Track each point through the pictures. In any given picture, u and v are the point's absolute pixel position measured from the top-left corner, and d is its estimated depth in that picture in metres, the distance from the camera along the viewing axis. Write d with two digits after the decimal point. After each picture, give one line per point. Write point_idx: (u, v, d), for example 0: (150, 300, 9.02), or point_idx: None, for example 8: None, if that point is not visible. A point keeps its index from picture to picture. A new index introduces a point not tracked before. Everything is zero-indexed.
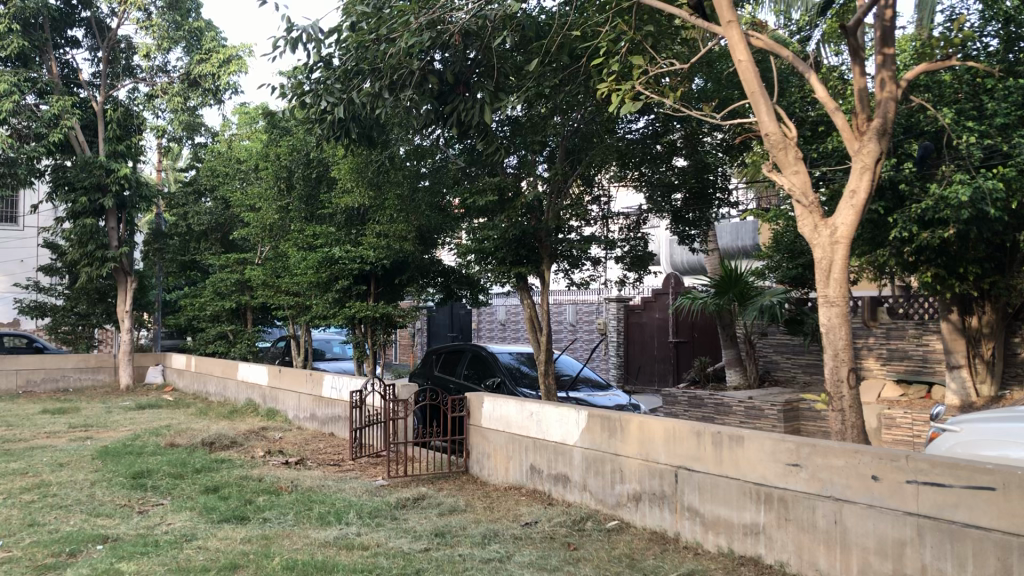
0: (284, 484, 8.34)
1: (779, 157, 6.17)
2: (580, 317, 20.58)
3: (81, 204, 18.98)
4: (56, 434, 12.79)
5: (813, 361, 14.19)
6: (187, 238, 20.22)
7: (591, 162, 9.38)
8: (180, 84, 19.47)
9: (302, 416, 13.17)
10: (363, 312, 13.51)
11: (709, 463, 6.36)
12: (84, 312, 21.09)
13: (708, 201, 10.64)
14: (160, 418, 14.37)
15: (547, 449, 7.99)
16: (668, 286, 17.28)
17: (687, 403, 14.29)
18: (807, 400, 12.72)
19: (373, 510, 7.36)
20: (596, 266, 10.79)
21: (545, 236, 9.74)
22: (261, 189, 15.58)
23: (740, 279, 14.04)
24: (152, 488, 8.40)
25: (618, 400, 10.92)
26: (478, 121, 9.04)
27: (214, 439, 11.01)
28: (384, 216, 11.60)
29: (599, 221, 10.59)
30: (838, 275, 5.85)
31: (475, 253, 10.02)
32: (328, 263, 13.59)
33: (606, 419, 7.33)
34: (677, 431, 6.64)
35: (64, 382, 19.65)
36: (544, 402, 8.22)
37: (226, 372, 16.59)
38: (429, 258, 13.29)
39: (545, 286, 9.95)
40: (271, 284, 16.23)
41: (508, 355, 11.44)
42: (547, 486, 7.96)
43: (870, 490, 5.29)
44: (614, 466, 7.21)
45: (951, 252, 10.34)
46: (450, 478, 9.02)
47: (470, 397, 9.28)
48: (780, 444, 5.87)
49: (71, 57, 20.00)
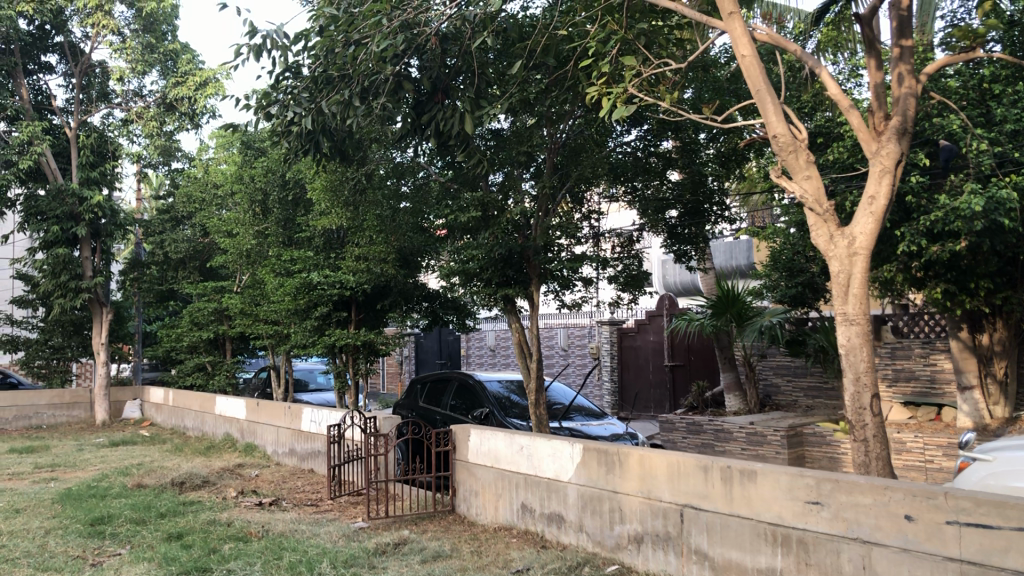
0: (255, 529, 7.67)
1: (789, 162, 5.62)
2: (572, 342, 19.96)
3: (53, 233, 18.34)
4: (19, 475, 12.07)
5: (814, 383, 13.60)
6: (165, 267, 19.59)
7: (578, 176, 8.88)
8: (156, 108, 18.96)
9: (281, 451, 12.49)
10: (344, 340, 12.86)
11: (718, 502, 5.74)
12: (59, 345, 20.37)
13: (705, 217, 10.10)
14: (132, 456, 13.65)
15: (539, 487, 7.36)
16: (662, 307, 16.71)
17: (686, 430, 13.68)
18: (812, 425, 12.10)
19: (349, 558, 6.68)
20: (588, 287, 10.20)
21: (533, 256, 9.14)
22: (237, 213, 15.01)
23: (738, 299, 13.49)
24: (111, 536, 7.70)
25: (614, 429, 10.30)
26: (458, 131, 8.47)
27: (185, 479, 10.31)
28: (363, 238, 11.02)
29: (590, 239, 10.04)
30: (858, 290, 5.27)
31: (459, 275, 9.40)
32: (306, 289, 13.00)
33: (603, 452, 6.73)
34: (683, 466, 6.03)
35: (37, 419, 18.88)
36: (535, 434, 7.61)
37: (204, 406, 15.90)
38: (413, 282, 12.70)
39: (534, 310, 9.32)
40: (250, 313, 15.61)
41: (496, 384, 10.82)
42: (540, 526, 7.31)
43: (903, 532, 4.66)
44: (612, 505, 6.58)
45: (962, 267, 9.77)
46: (435, 518, 8.36)
47: (456, 430, 8.64)
48: (797, 480, 5.26)
49: (44, 83, 19.46)
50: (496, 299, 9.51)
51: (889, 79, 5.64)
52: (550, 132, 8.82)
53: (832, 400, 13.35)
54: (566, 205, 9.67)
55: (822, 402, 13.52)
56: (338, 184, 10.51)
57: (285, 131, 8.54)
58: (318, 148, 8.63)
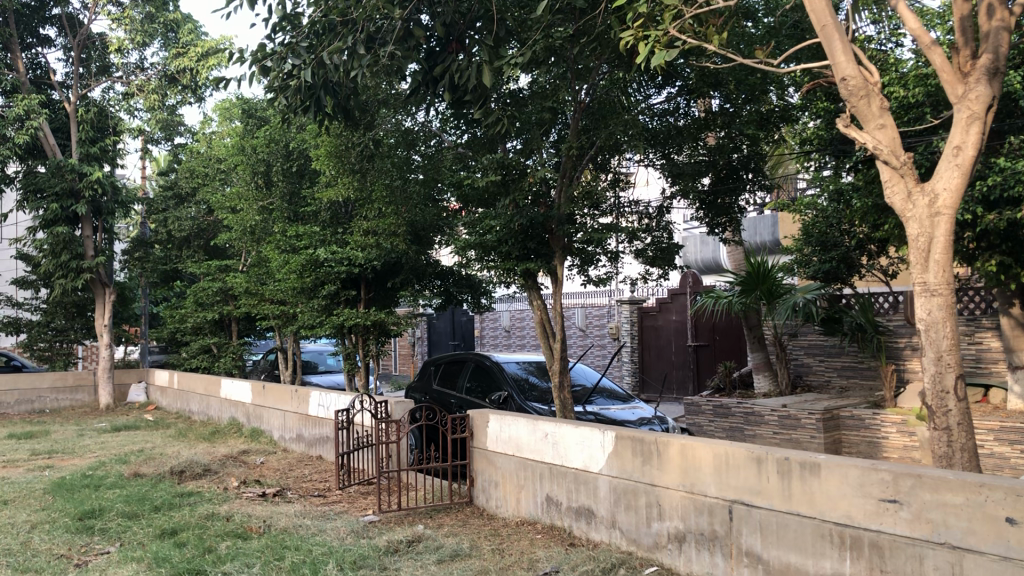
0: (255, 524, 7.03)
1: (859, 109, 5.13)
2: (590, 322, 19.27)
3: (52, 211, 17.74)
4: (14, 463, 11.50)
5: (849, 363, 12.91)
6: (169, 246, 19.15)
7: (606, 138, 8.17)
8: (157, 80, 18.29)
9: (288, 436, 11.89)
10: (353, 319, 12.25)
11: (774, 498, 5.06)
12: (61, 327, 19.83)
13: (739, 184, 9.42)
14: (133, 442, 13.05)
15: (566, 478, 6.69)
16: (684, 284, 16.07)
17: (713, 413, 13.02)
18: (849, 408, 11.42)
19: (358, 559, 6.01)
20: (614, 261, 9.46)
21: (556, 226, 8.43)
22: (240, 188, 14.34)
23: (769, 275, 12.74)
24: (100, 532, 7.08)
25: (641, 413, 9.63)
26: (474, 84, 7.76)
27: (185, 468, 9.69)
28: (372, 211, 10.36)
29: (615, 211, 9.26)
30: (940, 256, 4.67)
31: (475, 248, 8.72)
32: (312, 266, 12.34)
33: (638, 441, 6.05)
34: (732, 458, 5.34)
35: (40, 403, 18.32)
36: (561, 421, 6.93)
37: (209, 389, 15.32)
38: (425, 258, 12.02)
39: (557, 285, 8.59)
40: (255, 292, 15.00)
41: (515, 365, 10.15)
42: (567, 522, 6.66)
43: (1003, 538, 3.97)
44: (649, 500, 5.92)
45: (1019, 236, 8.88)
46: (452, 511, 7.70)
47: (473, 416, 7.97)
48: (869, 475, 4.56)
49: (42, 57, 18.81)
50: (515, 273, 8.83)
51: (976, 11, 5.15)
52: (575, 91, 8.17)
53: (868, 380, 12.66)
54: (590, 174, 8.97)
55: (856, 383, 12.84)
56: (342, 149, 9.81)
57: (281, 85, 7.88)
58: (320, 105, 7.95)
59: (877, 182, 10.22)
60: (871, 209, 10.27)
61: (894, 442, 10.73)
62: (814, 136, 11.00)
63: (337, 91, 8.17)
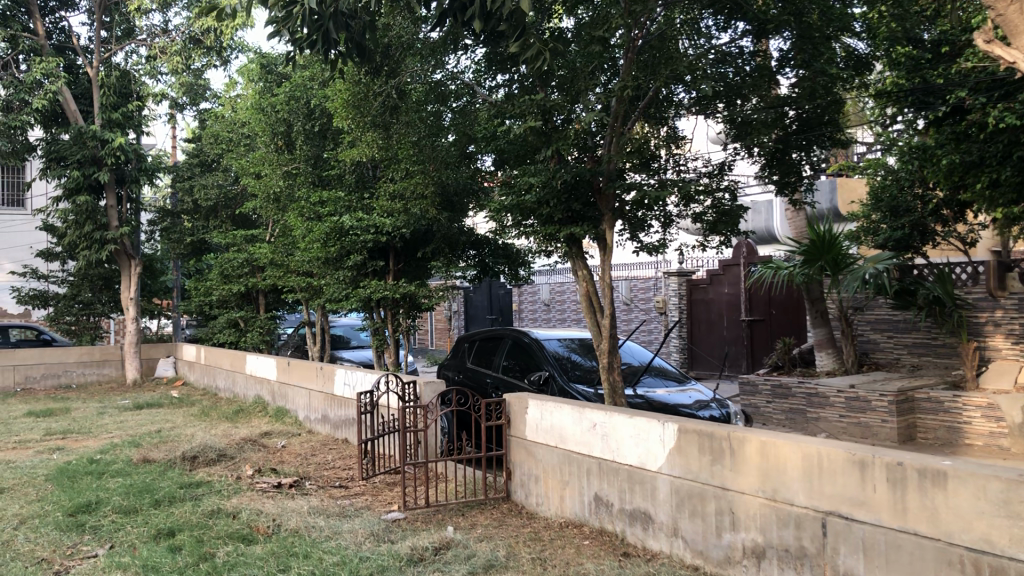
0: (263, 523, 6.20)
1: (1010, 17, 4.69)
2: (635, 295, 18.23)
3: (74, 179, 17.09)
4: (25, 443, 10.86)
5: (920, 339, 11.82)
6: (196, 215, 18.44)
7: (663, 81, 7.25)
8: (182, 42, 17.48)
9: (314, 417, 11.09)
10: (380, 292, 11.37)
11: (883, 513, 4.08)
12: (88, 300, 19.31)
13: (821, 132, 8.56)
14: (154, 421, 12.38)
15: (618, 476, 5.75)
16: (738, 255, 14.99)
17: (771, 393, 12.06)
18: (925, 390, 10.35)
19: (374, 572, 5.13)
20: (671, 226, 8.49)
21: (605, 183, 7.45)
22: (263, 152, 13.53)
23: (835, 243, 11.49)
24: (91, 531, 6.31)
25: (698, 396, 8.63)
26: (509, 14, 6.69)
27: (198, 453, 8.92)
28: (399, 171, 9.50)
29: (673, 168, 8.27)
30: None
31: (511, 211, 7.76)
32: (337, 235, 11.53)
33: (705, 436, 5.09)
34: (827, 460, 4.35)
35: (66, 378, 17.76)
36: (611, 409, 5.98)
37: (234, 364, 14.62)
38: (459, 226, 11.15)
39: (607, 250, 7.62)
40: (281, 264, 14.24)
41: (556, 342, 9.19)
42: (619, 526, 5.72)
43: None
44: (720, 506, 4.96)
45: None
46: (487, 507, 6.81)
47: (511, 400, 7.04)
48: (1018, 489, 3.54)
49: (65, 21, 18.12)
50: (558, 239, 7.87)
51: None
52: (626, 27, 7.18)
53: (943, 358, 11.55)
54: (643, 127, 8.02)
55: (929, 361, 11.73)
56: (361, 99, 9.01)
57: (286, 18, 6.94)
58: (329, 41, 7.12)
59: (964, 137, 9.08)
60: (958, 167, 9.15)
61: (978, 428, 9.67)
62: (890, 86, 9.84)
63: (349, 24, 7.30)
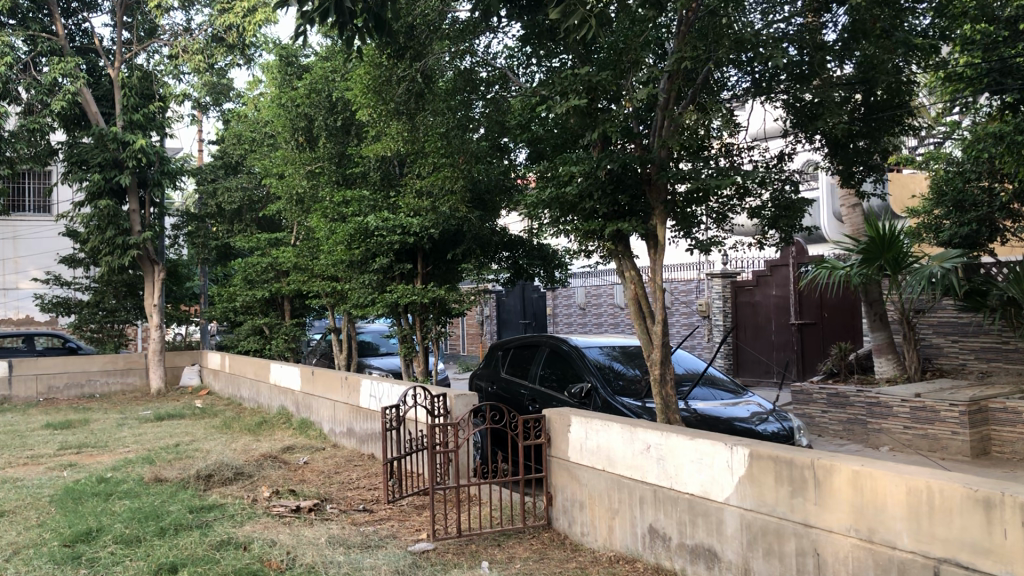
0: (275, 557, 5.54)
1: None
2: (676, 298, 17.45)
3: (95, 183, 16.64)
4: (37, 459, 10.33)
5: (990, 344, 10.94)
6: (221, 219, 17.95)
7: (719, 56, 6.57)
8: (204, 41, 17.00)
9: (339, 430, 10.45)
10: (409, 297, 10.70)
11: (1016, 564, 3.28)
12: (112, 307, 18.90)
13: (891, 115, 7.79)
14: (174, 434, 11.80)
15: (677, 506, 5.01)
16: (787, 255, 14.16)
17: (827, 403, 11.23)
18: (1000, 399, 9.45)
19: None
20: (727, 220, 7.76)
21: (655, 173, 6.72)
22: (286, 152, 13.03)
23: (895, 241, 10.53)
24: (87, 564, 5.66)
25: (755, 409, 7.85)
26: None
27: (214, 471, 8.30)
28: (427, 165, 8.87)
29: (728, 157, 7.55)
30: None
31: (550, 205, 7.08)
32: (362, 236, 10.89)
33: (782, 463, 4.34)
34: (940, 497, 3.57)
35: (90, 387, 17.32)
36: (667, 428, 5.24)
37: (258, 373, 14.04)
38: (491, 225, 10.48)
39: (657, 247, 6.90)
40: (306, 268, 13.67)
41: (597, 350, 8.43)
42: (679, 563, 4.99)
43: None
44: (801, 546, 4.21)
45: None
46: (526, 537, 6.10)
47: (551, 417, 6.31)
48: None
49: (87, 23, 17.68)
50: (600, 237, 7.16)
51: None
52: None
53: (1015, 364, 10.64)
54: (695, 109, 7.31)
55: (1000, 367, 10.83)
56: (383, 84, 8.61)
57: None
58: (344, 12, 6.43)
59: None
60: None
61: None
62: (965, 67, 9.00)
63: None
